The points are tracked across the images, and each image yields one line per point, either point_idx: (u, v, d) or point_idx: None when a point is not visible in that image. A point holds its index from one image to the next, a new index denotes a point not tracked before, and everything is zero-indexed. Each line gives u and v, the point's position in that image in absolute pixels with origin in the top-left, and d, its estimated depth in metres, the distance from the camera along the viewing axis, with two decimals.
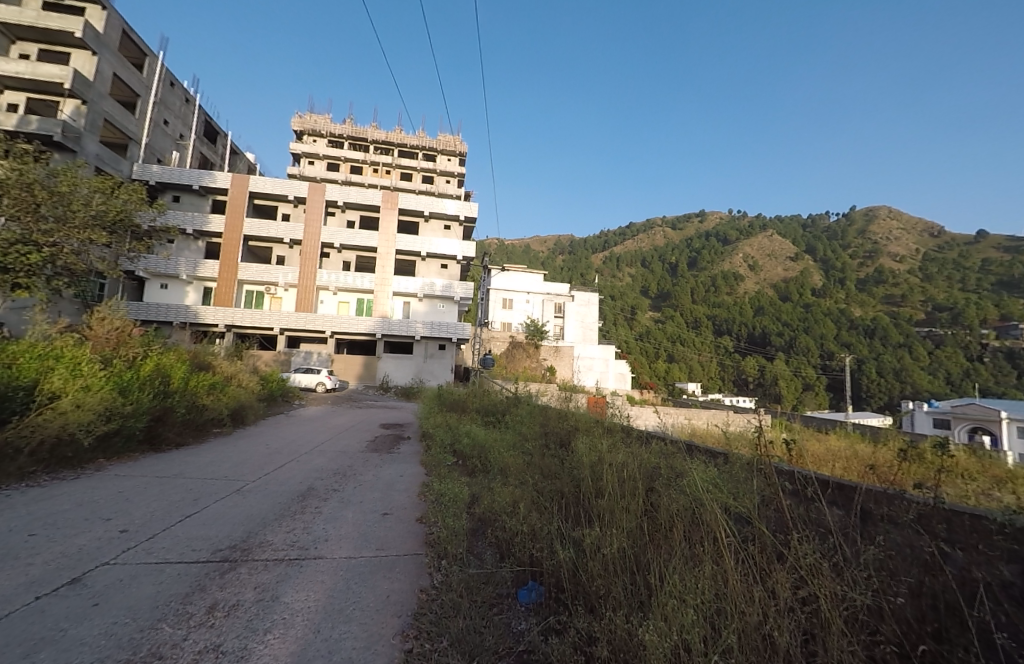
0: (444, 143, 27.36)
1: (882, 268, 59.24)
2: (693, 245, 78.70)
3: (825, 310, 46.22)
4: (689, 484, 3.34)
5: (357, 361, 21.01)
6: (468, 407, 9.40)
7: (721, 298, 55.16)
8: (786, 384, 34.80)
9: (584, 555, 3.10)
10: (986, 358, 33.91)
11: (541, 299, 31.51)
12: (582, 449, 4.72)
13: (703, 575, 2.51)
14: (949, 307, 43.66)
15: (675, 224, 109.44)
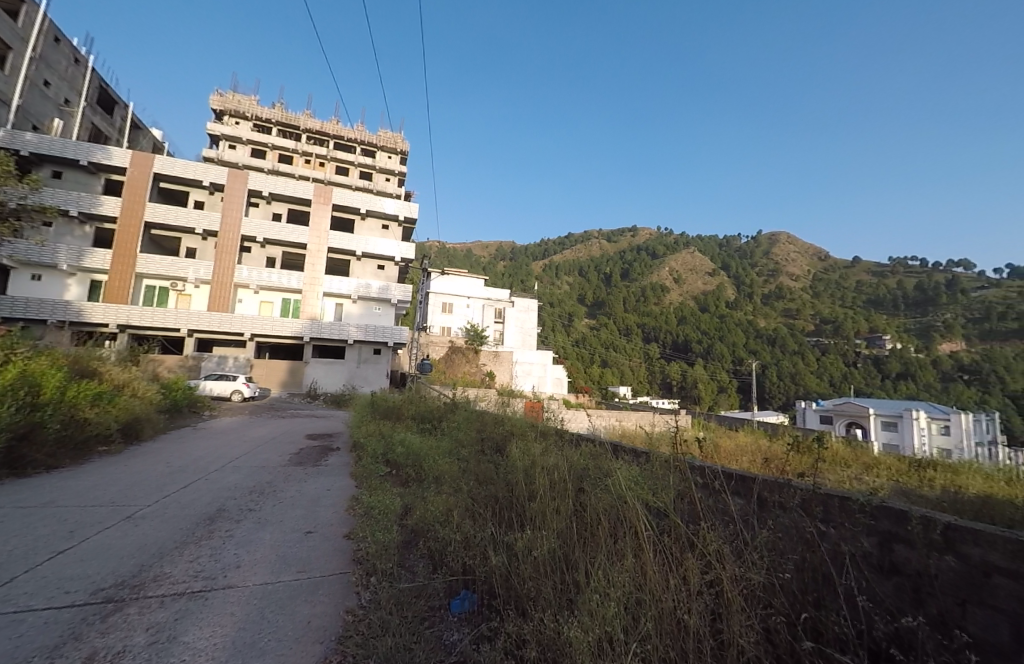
0: (384, 139, 26.69)
1: (782, 285, 66.45)
2: (625, 257, 82.60)
3: (737, 321, 50.60)
4: (613, 484, 3.53)
5: (281, 367, 19.65)
6: (404, 415, 9.16)
7: (649, 306, 58.48)
8: (704, 387, 37.73)
9: (516, 558, 3.21)
10: (860, 364, 39.31)
11: (482, 304, 31.50)
12: (516, 453, 4.84)
13: (624, 570, 2.70)
14: (832, 319, 50.01)
15: (610, 237, 114.49)
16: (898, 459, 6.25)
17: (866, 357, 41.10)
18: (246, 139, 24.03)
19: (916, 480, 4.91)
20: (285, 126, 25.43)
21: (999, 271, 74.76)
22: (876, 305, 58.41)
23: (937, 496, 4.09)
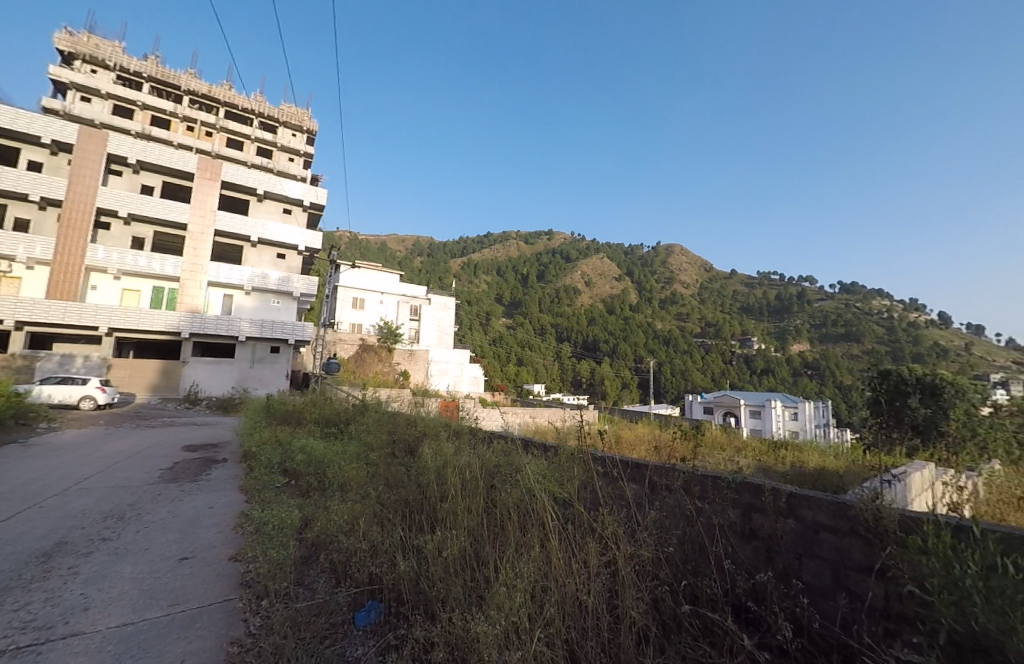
0: (286, 116, 24.54)
1: (676, 292, 73.30)
2: (541, 260, 84.83)
3: (638, 323, 54.64)
4: (522, 479, 3.64)
5: (150, 368, 17.24)
6: (306, 419, 8.55)
7: (562, 307, 60.87)
8: (610, 384, 40.41)
9: (425, 561, 3.20)
10: (734, 363, 44.88)
11: (397, 301, 30.50)
12: (428, 454, 4.73)
13: (531, 559, 2.77)
14: (714, 323, 56.42)
15: (527, 238, 116.84)
16: (763, 441, 7.25)
17: (740, 357, 46.94)
18: (106, 93, 20.45)
19: (773, 458, 5.82)
20: (161, 85, 22.12)
21: (838, 286, 90.54)
22: (751, 311, 66.84)
23: (785, 470, 4.91)
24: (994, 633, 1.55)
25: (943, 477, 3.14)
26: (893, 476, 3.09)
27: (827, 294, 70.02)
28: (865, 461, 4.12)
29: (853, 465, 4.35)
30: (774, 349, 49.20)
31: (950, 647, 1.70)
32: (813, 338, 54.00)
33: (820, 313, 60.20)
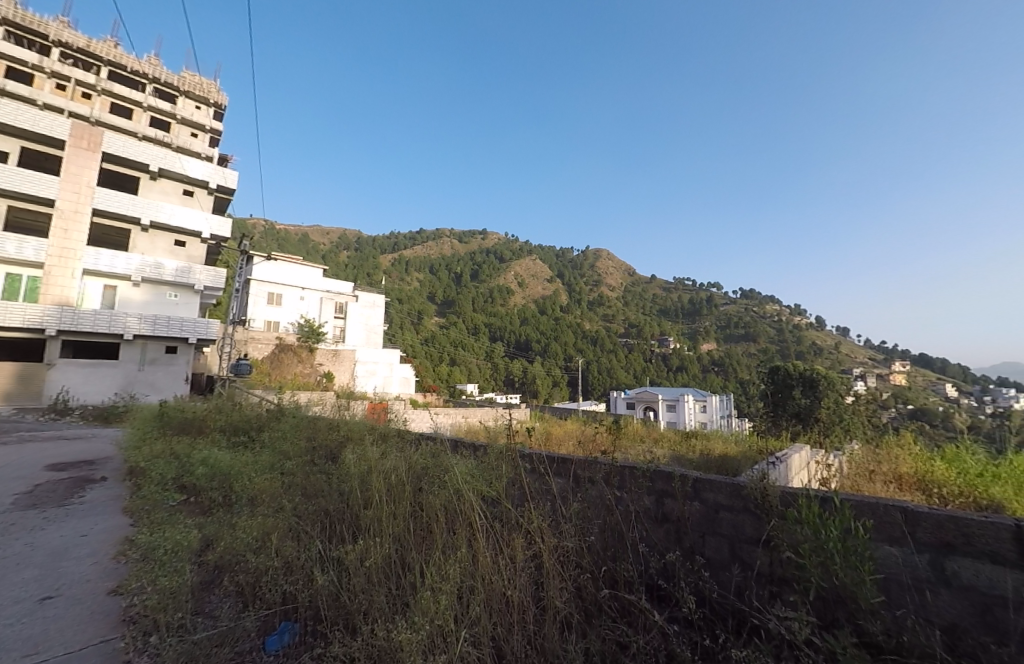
0: (188, 84, 20.97)
1: (603, 295, 76.78)
2: (474, 259, 84.40)
3: (567, 323, 56.36)
4: (448, 478, 2.99)
5: (5, 370, 14.86)
6: (209, 429, 6.99)
7: (495, 307, 61.06)
8: (541, 382, 41.40)
9: (345, 572, 2.59)
10: (653, 362, 48.05)
11: (320, 298, 28.91)
12: (350, 460, 3.79)
13: (458, 560, 2.24)
14: (636, 325, 59.94)
15: (462, 237, 116.08)
16: (677, 432, 7.90)
17: (659, 355, 50.57)
18: None
19: (686, 447, 6.35)
20: (22, 31, 18.33)
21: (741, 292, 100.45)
22: (668, 313, 72.14)
23: (696, 458, 5.34)
24: (851, 586, 1.74)
25: (817, 456, 3.64)
26: (776, 458, 3.51)
27: (732, 299, 77.77)
28: (756, 446, 4.69)
29: (748, 449, 4.85)
30: (688, 349, 53.57)
31: (817, 601, 1.89)
32: (720, 339, 59.56)
33: (726, 316, 66.60)
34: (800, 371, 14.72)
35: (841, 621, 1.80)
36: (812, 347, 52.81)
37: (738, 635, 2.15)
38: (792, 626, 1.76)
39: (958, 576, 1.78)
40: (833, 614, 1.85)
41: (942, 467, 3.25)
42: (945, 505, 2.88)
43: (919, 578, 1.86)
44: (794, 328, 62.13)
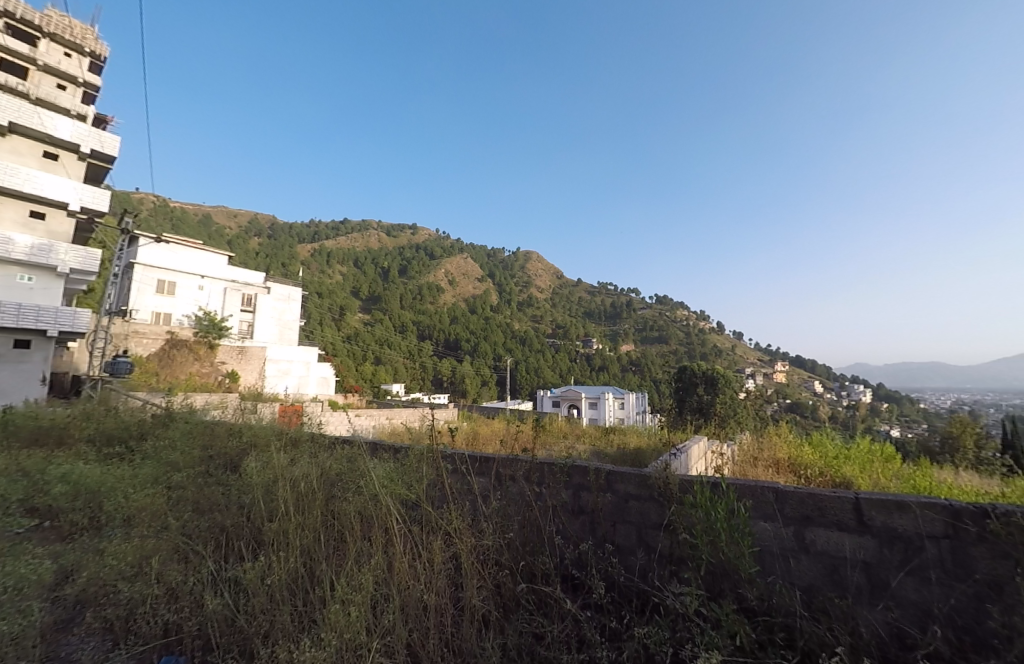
0: (55, 26, 17.68)
1: (532, 296, 78.14)
2: (402, 254, 81.66)
3: (497, 323, 56.67)
4: (360, 480, 2.56)
5: None
6: (73, 440, 5.47)
7: (424, 306, 59.53)
8: (470, 382, 41.23)
9: (244, 594, 2.08)
10: (578, 363, 49.95)
11: (223, 288, 26.32)
12: (253, 467, 2.88)
13: (369, 568, 2.02)
14: (563, 326, 61.75)
15: (390, 231, 111.95)
16: (596, 428, 8.18)
17: (583, 356, 53.17)
18: None
19: (604, 441, 6.74)
20: None
21: (656, 297, 107.91)
22: (592, 316, 75.29)
23: (612, 452, 5.66)
24: (733, 561, 1.99)
25: (713, 447, 4.05)
26: (677, 450, 3.85)
27: (649, 304, 83.44)
28: (662, 439, 5.04)
29: (656, 442, 5.23)
30: (610, 350, 56.43)
31: (706, 575, 2.12)
32: (637, 340, 63.57)
33: (643, 320, 71.32)
34: (703, 370, 16.17)
35: (727, 593, 2.04)
36: (714, 350, 58.60)
37: (642, 613, 2.33)
38: (685, 600, 1.97)
39: (813, 544, 2.10)
40: (719, 587, 2.08)
41: (809, 453, 3.77)
42: (810, 484, 3.35)
43: (784, 548, 2.16)
44: (700, 332, 68.37)
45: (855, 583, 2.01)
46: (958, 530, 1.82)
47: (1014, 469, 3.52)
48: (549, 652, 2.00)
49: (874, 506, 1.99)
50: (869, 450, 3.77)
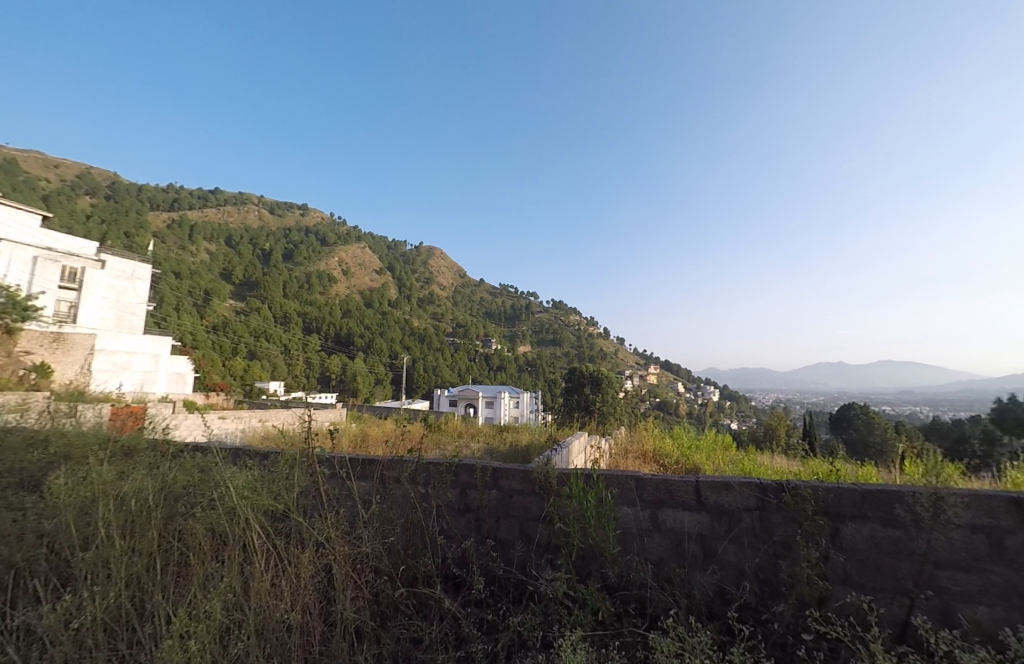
0: None
1: (433, 293, 76.68)
2: (289, 235, 74.15)
3: (395, 319, 54.63)
4: (214, 490, 2.25)
5: None
6: None
7: (313, 296, 54.87)
8: (363, 380, 39.29)
9: (38, 645, 1.67)
10: (475, 363, 50.46)
11: (33, 256, 21.68)
12: (64, 487, 2.29)
13: (220, 591, 1.80)
14: (463, 325, 61.68)
15: (275, 210, 100.97)
16: (489, 426, 8.29)
17: (482, 356, 54.18)
18: None
19: (496, 440, 6.87)
20: None
21: (551, 301, 112.95)
22: (492, 317, 76.48)
23: (503, 449, 5.78)
24: (600, 545, 2.17)
25: (591, 441, 4.35)
26: (560, 445, 4.05)
27: (546, 307, 87.14)
28: (548, 435, 5.30)
29: (543, 438, 5.48)
30: (508, 350, 57.87)
31: (577, 560, 2.25)
32: (533, 341, 65.95)
33: (540, 323, 74.32)
34: (590, 371, 17.36)
35: (593, 574, 2.20)
36: (600, 353, 63.40)
37: (519, 602, 2.41)
38: (555, 585, 2.10)
39: (666, 523, 2.35)
40: (588, 570, 2.23)
41: (669, 445, 4.25)
42: (667, 471, 3.77)
43: (640, 528, 2.39)
44: (590, 337, 73.25)
45: (692, 553, 2.30)
46: (765, 502, 2.19)
47: (809, 451, 4.36)
48: (424, 656, 1.98)
49: (711, 487, 2.29)
50: (713, 439, 4.36)
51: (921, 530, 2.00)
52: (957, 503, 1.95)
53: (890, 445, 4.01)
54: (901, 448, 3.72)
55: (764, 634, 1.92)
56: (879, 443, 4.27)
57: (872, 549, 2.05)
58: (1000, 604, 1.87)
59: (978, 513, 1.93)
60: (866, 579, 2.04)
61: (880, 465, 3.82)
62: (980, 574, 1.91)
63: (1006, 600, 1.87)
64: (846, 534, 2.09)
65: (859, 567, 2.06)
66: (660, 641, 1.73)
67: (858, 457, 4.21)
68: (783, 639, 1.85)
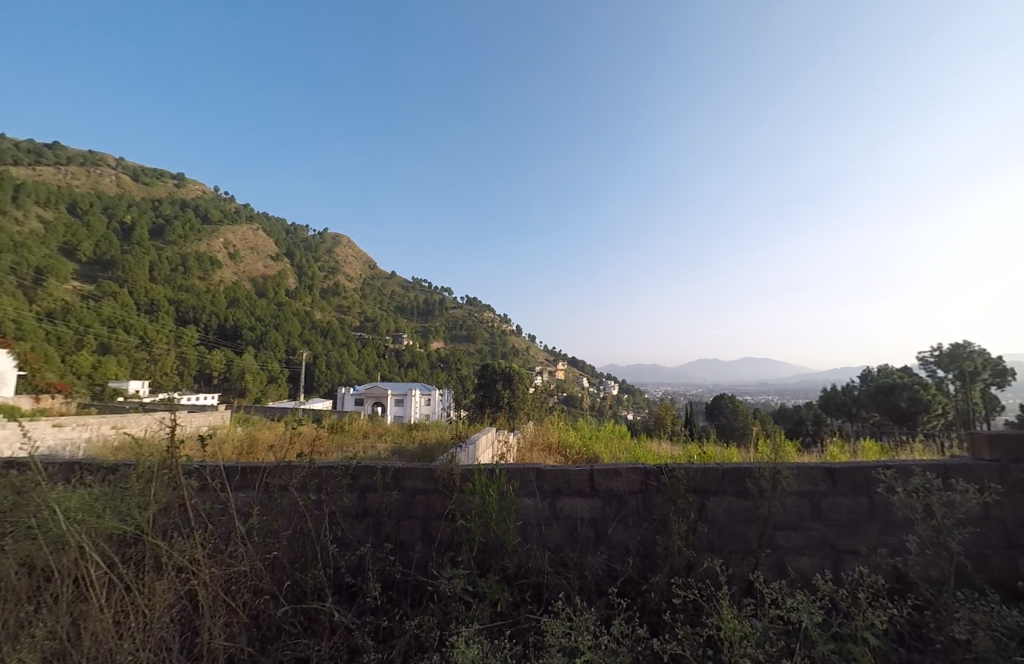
0: None
1: (339, 284, 72.02)
2: (160, 206, 63.90)
3: (294, 311, 50.40)
4: (33, 516, 1.82)
5: None
6: None
7: (193, 281, 48.26)
8: (252, 378, 35.70)
9: None
10: (382, 361, 48.74)
11: None
12: None
13: (33, 644, 1.47)
14: (371, 320, 58.92)
15: (142, 176, 86.49)
16: (399, 425, 7.99)
17: (392, 352, 52.45)
18: None
19: (406, 439, 6.64)
20: None
21: (463, 298, 112.57)
22: (404, 311, 74.31)
23: (412, 448, 5.60)
24: (501, 540, 2.16)
25: (499, 436, 4.34)
26: (467, 442, 3.98)
27: (459, 303, 86.65)
28: (457, 432, 5.23)
29: (452, 435, 5.39)
30: (419, 347, 56.72)
31: (479, 554, 2.21)
32: (446, 338, 65.18)
33: (453, 319, 73.79)
34: (502, 367, 17.56)
35: (493, 567, 2.17)
36: (512, 349, 64.82)
37: (417, 604, 2.33)
38: (452, 583, 2.04)
39: (562, 510, 2.40)
40: (489, 563, 2.20)
41: (572, 436, 4.41)
42: (569, 461, 3.91)
43: (538, 517, 2.41)
44: (502, 333, 74.39)
45: (584, 535, 2.37)
46: (648, 484, 2.34)
47: (690, 435, 4.83)
48: None
49: (602, 474, 2.38)
50: (611, 429, 4.63)
51: (764, 499, 2.26)
52: (788, 474, 2.25)
53: (748, 427, 4.55)
54: (754, 430, 4.22)
55: (641, 604, 2.07)
56: (742, 427, 4.86)
57: (728, 519, 2.27)
58: (818, 555, 2.20)
59: (803, 481, 2.25)
60: (723, 544, 2.26)
61: (740, 445, 4.32)
62: (804, 531, 2.22)
63: (822, 550, 2.20)
64: (709, 508, 2.28)
65: (719, 535, 2.27)
66: (549, 626, 1.76)
67: (725, 439, 4.75)
68: (656, 606, 2.01)
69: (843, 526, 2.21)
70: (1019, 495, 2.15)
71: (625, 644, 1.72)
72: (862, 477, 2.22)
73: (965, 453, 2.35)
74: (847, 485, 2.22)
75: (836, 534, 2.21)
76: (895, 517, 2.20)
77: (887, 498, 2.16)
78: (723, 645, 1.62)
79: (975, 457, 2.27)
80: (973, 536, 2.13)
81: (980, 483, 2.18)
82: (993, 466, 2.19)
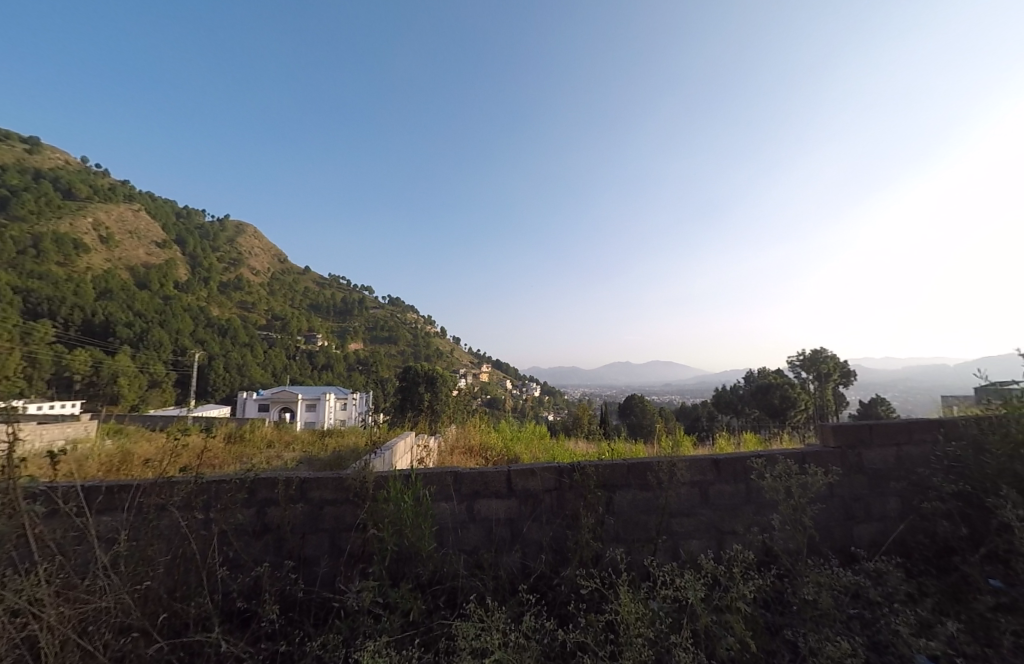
0: None
1: (241, 277, 65.82)
2: (7, 173, 53.30)
3: (185, 305, 44.98)
4: None
5: None
6: None
7: (48, 266, 40.69)
8: (129, 383, 31.32)
9: None
10: (290, 363, 45.63)
11: None
12: None
13: None
14: (279, 318, 54.68)
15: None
16: (310, 431, 7.47)
17: (303, 353, 49.20)
18: None
19: (318, 447, 6.20)
20: None
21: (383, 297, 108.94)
22: (318, 310, 70.04)
23: (324, 457, 5.24)
24: (413, 548, 2.07)
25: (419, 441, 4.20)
26: (383, 448, 3.79)
27: (380, 303, 83.80)
28: (373, 438, 4.99)
29: (368, 441, 5.15)
30: (334, 349, 53.89)
31: (392, 563, 2.11)
32: (365, 339, 62.60)
33: (372, 319, 71.02)
34: (423, 370, 17.16)
35: (406, 575, 2.09)
36: (434, 351, 63.94)
37: (321, 622, 2.17)
38: (360, 596, 1.93)
39: (478, 512, 2.37)
40: (403, 571, 2.11)
41: (493, 438, 4.41)
42: (491, 463, 3.90)
43: (453, 521, 2.36)
44: (424, 334, 73.09)
45: (499, 536, 2.36)
46: (561, 482, 2.39)
47: (605, 433, 5.07)
48: None
49: (519, 474, 2.39)
50: (532, 430, 4.70)
51: (662, 490, 2.40)
52: (682, 466, 2.42)
53: (654, 424, 4.88)
54: (657, 426, 4.54)
55: (551, 598, 2.11)
56: (650, 424, 5.20)
57: (632, 510, 2.39)
58: (706, 538, 2.39)
59: (693, 471, 2.43)
60: (628, 534, 2.37)
61: (647, 441, 4.62)
62: (695, 517, 2.40)
63: (708, 533, 2.39)
64: (616, 501, 2.39)
65: (624, 526, 2.38)
66: (460, 629, 1.73)
67: (635, 436, 5.06)
68: (565, 600, 2.06)
69: (728, 511, 2.42)
70: (855, 475, 2.49)
71: (533, 639, 1.74)
72: (741, 466, 2.45)
73: (816, 440, 2.68)
74: (728, 474, 2.44)
75: (722, 517, 2.41)
76: (765, 499, 2.45)
77: (759, 484, 2.41)
78: (621, 629, 1.71)
79: (823, 443, 2.60)
80: (821, 512, 2.43)
81: (826, 467, 2.50)
82: (836, 451, 2.51)
